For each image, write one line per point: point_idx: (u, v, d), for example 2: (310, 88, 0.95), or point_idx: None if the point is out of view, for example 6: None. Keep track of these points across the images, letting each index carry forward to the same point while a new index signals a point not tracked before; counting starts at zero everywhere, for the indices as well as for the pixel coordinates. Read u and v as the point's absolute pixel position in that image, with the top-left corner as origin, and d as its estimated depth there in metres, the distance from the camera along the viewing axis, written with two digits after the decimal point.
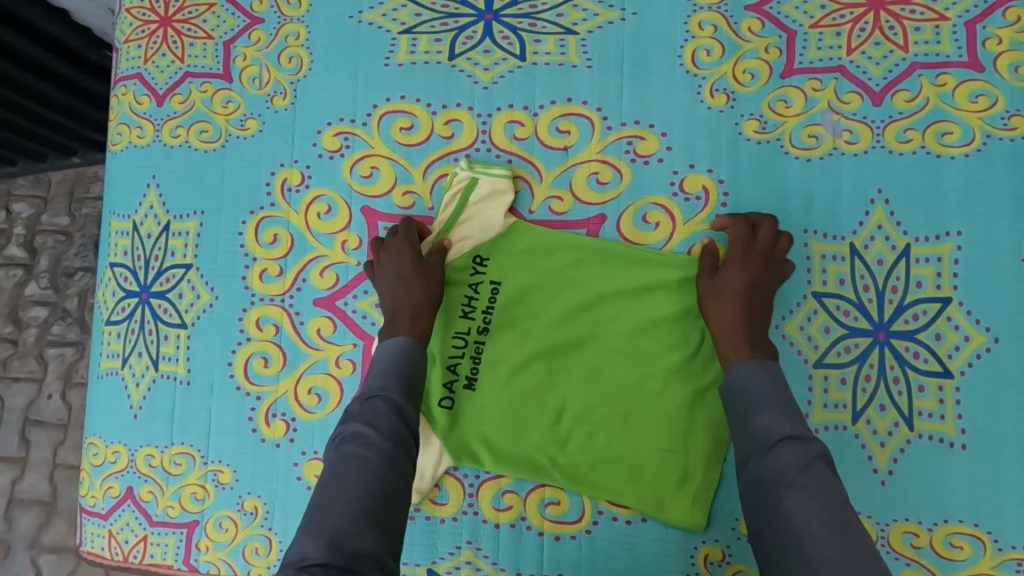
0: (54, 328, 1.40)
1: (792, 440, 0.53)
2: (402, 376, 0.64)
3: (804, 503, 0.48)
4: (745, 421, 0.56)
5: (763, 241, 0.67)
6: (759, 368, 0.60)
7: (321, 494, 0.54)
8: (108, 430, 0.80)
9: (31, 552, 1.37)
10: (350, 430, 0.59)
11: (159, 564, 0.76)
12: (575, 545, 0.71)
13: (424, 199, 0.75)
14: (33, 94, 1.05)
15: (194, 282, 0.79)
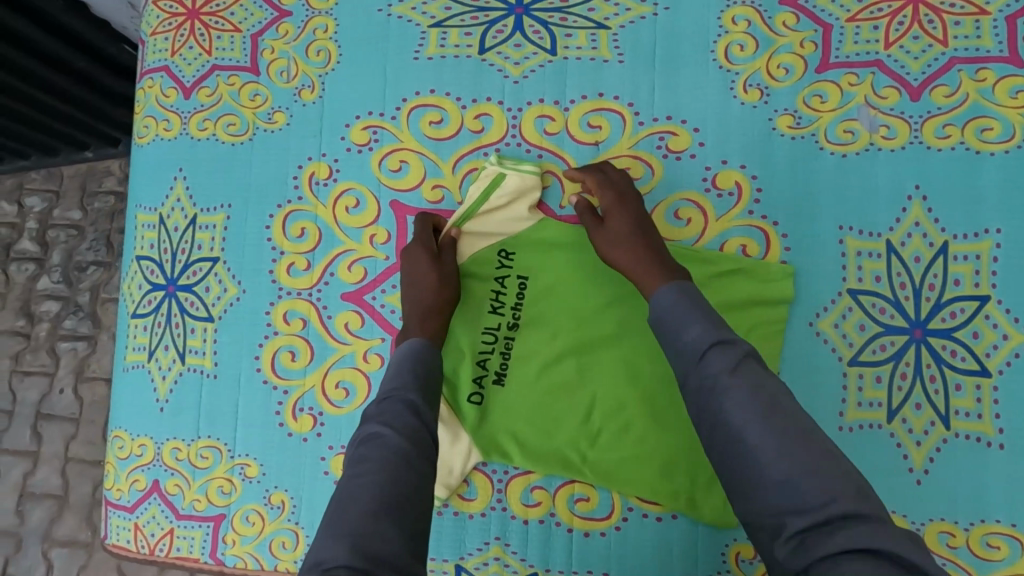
0: (66, 322, 1.40)
1: (718, 344, 0.52)
2: (417, 375, 0.61)
3: (741, 403, 0.47)
4: (672, 340, 0.55)
5: (618, 182, 0.69)
6: (678, 285, 0.58)
7: (340, 498, 0.50)
8: (134, 424, 0.79)
9: (43, 545, 1.38)
10: (367, 430, 0.55)
11: (185, 557, 0.76)
12: (604, 542, 0.70)
13: (454, 193, 0.75)
14: (45, 86, 1.05)
15: (222, 275, 0.79)
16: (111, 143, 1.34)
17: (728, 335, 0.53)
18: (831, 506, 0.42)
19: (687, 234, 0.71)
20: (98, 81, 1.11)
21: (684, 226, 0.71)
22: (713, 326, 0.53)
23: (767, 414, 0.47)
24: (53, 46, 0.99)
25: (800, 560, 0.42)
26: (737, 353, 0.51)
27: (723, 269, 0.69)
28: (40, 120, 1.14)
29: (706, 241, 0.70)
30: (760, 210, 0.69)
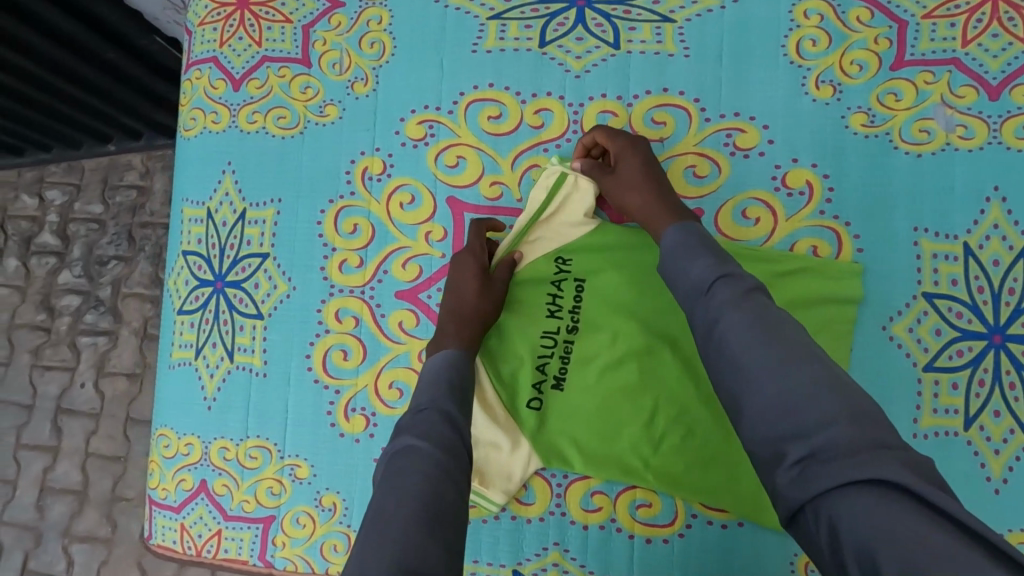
0: (87, 317, 1.39)
1: (723, 279, 0.51)
2: (450, 387, 0.60)
3: (746, 337, 0.47)
4: (677, 276, 0.55)
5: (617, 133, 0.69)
6: (685, 226, 0.59)
7: (374, 512, 0.47)
8: (180, 422, 0.78)
9: (63, 541, 1.37)
10: (401, 443, 0.53)
11: (234, 559, 0.75)
12: (667, 549, 0.69)
13: (513, 190, 0.73)
14: (71, 75, 1.05)
15: (271, 271, 0.77)
16: (134, 136, 1.31)
17: (735, 270, 0.53)
18: (831, 431, 0.41)
19: (755, 235, 0.69)
20: (126, 73, 1.10)
21: (752, 227, 0.69)
22: (721, 262, 0.53)
23: (771, 346, 0.45)
24: (81, 35, 0.98)
25: (800, 488, 0.41)
26: (744, 287, 0.51)
27: (794, 273, 0.67)
28: (61, 109, 1.14)
29: (774, 242, 0.68)
30: (831, 210, 0.68)
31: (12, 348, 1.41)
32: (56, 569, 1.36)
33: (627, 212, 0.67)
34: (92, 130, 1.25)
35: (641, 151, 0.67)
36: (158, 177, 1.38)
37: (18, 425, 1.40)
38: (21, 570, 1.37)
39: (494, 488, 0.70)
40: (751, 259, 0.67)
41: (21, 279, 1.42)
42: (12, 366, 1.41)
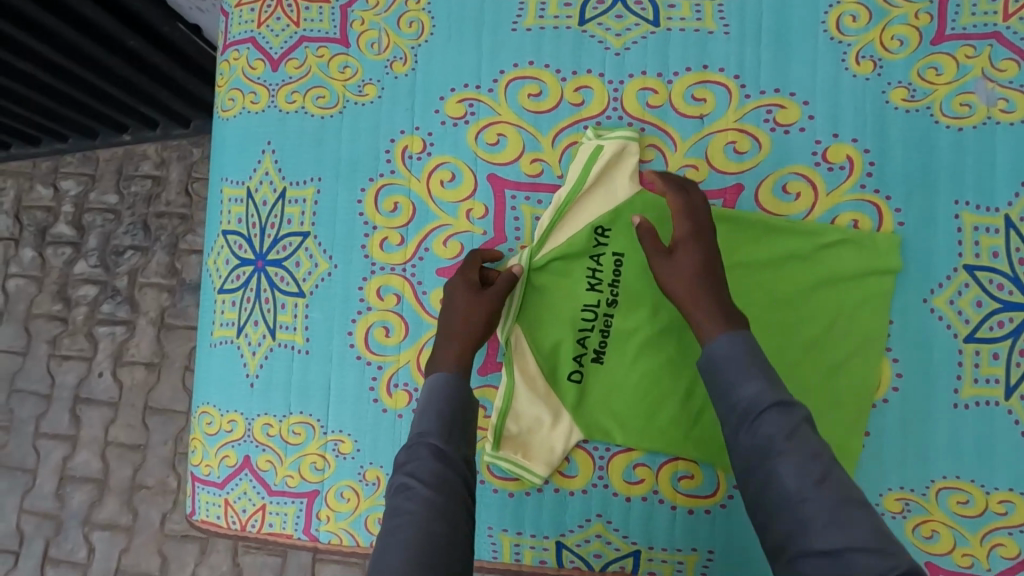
0: (104, 307, 1.39)
1: (779, 404, 0.52)
2: (440, 414, 0.62)
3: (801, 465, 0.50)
4: (728, 394, 0.55)
5: (699, 209, 0.66)
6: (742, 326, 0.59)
7: (377, 555, 0.53)
8: (224, 399, 0.79)
9: (83, 529, 1.38)
10: (395, 483, 0.58)
11: (278, 533, 0.76)
12: (709, 520, 0.70)
13: (553, 166, 0.74)
14: (100, 68, 1.07)
15: (312, 250, 0.78)
16: (150, 126, 1.30)
17: (785, 394, 0.54)
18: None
19: (796, 209, 0.70)
20: (147, 62, 1.10)
21: (793, 201, 0.70)
22: (772, 385, 0.54)
23: (821, 488, 0.48)
24: (104, 22, 0.98)
25: None
26: (794, 417, 0.52)
27: (831, 245, 0.68)
28: (81, 99, 1.16)
29: (816, 216, 0.69)
30: (871, 184, 0.68)
31: (30, 338, 1.42)
32: (77, 557, 1.37)
33: (672, 297, 0.64)
34: (109, 118, 1.26)
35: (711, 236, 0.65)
36: (173, 167, 1.38)
37: (37, 414, 1.41)
38: (41, 558, 1.38)
39: (537, 462, 0.71)
40: (785, 234, 0.69)
41: (37, 270, 1.42)
42: (29, 356, 1.41)
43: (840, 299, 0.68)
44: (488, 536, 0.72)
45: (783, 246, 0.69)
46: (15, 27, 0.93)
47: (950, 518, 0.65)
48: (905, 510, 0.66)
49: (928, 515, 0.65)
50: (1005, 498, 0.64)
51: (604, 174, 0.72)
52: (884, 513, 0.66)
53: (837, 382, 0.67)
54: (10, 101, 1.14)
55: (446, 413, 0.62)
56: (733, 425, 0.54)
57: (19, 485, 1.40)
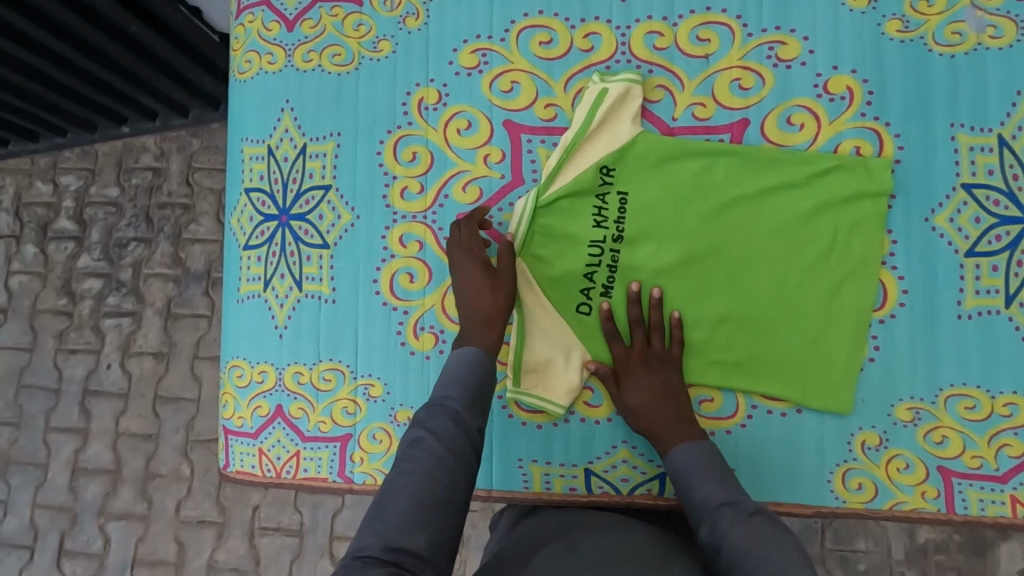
0: (109, 299, 1.40)
1: (727, 502, 0.59)
2: (463, 383, 0.65)
3: (753, 529, 0.55)
4: (687, 498, 0.62)
5: (637, 348, 0.73)
6: (694, 442, 0.66)
7: (381, 497, 0.56)
8: (253, 351, 0.81)
9: (98, 520, 1.38)
10: (411, 433, 0.61)
11: (313, 478, 0.78)
12: (731, 440, 0.73)
13: (566, 111, 0.76)
14: (98, 55, 1.08)
15: (335, 202, 0.80)
16: (149, 117, 1.32)
17: (738, 495, 0.60)
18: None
19: (800, 139, 0.73)
20: (147, 47, 1.11)
21: (797, 132, 0.73)
22: (722, 487, 0.61)
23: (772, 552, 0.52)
24: (104, 7, 0.99)
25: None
26: (744, 510, 0.58)
27: (826, 172, 0.71)
28: (83, 91, 1.18)
29: (819, 145, 0.72)
30: (872, 112, 0.72)
31: (36, 334, 1.42)
32: (93, 548, 1.38)
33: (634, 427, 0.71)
34: (107, 109, 1.27)
35: (656, 368, 0.72)
36: (173, 158, 1.40)
37: (47, 409, 1.41)
38: (57, 552, 1.39)
39: (558, 393, 0.74)
40: (782, 164, 0.72)
41: (41, 266, 1.43)
42: (36, 351, 1.42)
43: (839, 220, 0.71)
44: (518, 468, 0.75)
45: (782, 176, 0.72)
46: (16, 14, 0.94)
47: (958, 424, 0.69)
48: (916, 419, 0.69)
49: (938, 422, 0.69)
50: (1009, 401, 0.68)
51: (610, 117, 0.74)
52: (896, 422, 0.69)
53: (840, 300, 0.71)
54: (9, 96, 1.14)
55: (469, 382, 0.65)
56: (694, 524, 0.61)
57: (31, 480, 1.41)
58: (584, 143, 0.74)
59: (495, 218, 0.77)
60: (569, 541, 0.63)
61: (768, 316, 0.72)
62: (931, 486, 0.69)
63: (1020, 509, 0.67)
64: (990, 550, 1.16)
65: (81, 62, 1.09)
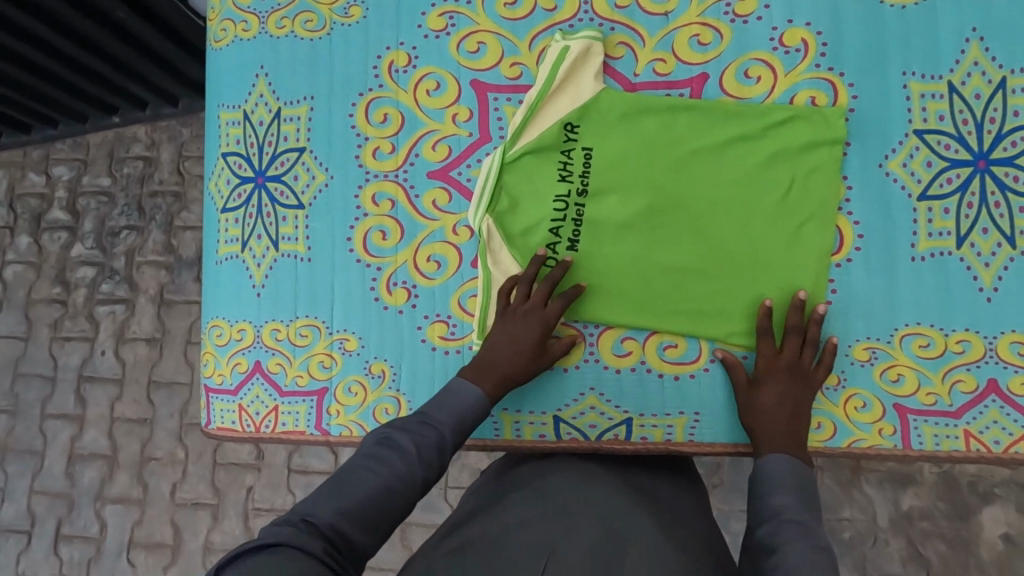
0: (103, 287, 1.43)
1: (798, 521, 0.61)
2: (462, 419, 0.69)
3: (815, 558, 0.57)
4: (760, 499, 0.64)
5: (791, 354, 0.70)
6: (792, 458, 0.66)
7: (340, 479, 0.61)
8: (232, 310, 0.83)
9: (95, 505, 1.40)
10: (393, 436, 0.65)
11: (292, 431, 0.81)
12: (695, 384, 0.75)
13: (532, 69, 0.78)
14: (95, 49, 1.12)
15: (309, 163, 0.82)
16: (140, 107, 1.35)
17: (810, 520, 0.61)
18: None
19: (757, 92, 0.75)
20: (136, 37, 1.13)
21: (754, 84, 0.75)
22: (800, 504, 0.62)
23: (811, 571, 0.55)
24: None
25: None
26: (808, 532, 0.59)
27: (782, 123, 0.73)
28: (74, 81, 1.21)
29: (776, 97, 0.74)
30: (826, 63, 0.74)
31: (31, 323, 1.45)
32: (90, 532, 1.40)
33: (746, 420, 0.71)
34: (98, 100, 1.30)
35: (800, 379, 0.70)
36: (164, 147, 1.42)
37: (43, 397, 1.44)
38: (54, 536, 1.41)
39: None
40: (741, 116, 0.74)
41: (34, 256, 1.45)
42: (32, 340, 1.44)
43: (796, 167, 0.73)
44: (490, 417, 0.77)
45: (741, 127, 0.74)
46: (10, 5, 0.97)
47: (914, 361, 0.71)
48: (873, 358, 0.71)
49: (895, 360, 0.71)
50: (962, 337, 0.70)
51: (573, 74, 0.76)
52: (853, 361, 0.71)
53: (800, 245, 0.73)
54: (6, 87, 1.18)
55: (466, 420, 0.69)
56: (756, 520, 0.63)
57: (28, 467, 1.43)
58: (547, 102, 0.76)
59: (465, 174, 0.79)
60: (540, 489, 0.70)
61: (730, 263, 0.74)
62: (888, 423, 0.71)
63: (973, 443, 0.69)
64: (973, 516, 1.17)
65: (74, 54, 1.12)
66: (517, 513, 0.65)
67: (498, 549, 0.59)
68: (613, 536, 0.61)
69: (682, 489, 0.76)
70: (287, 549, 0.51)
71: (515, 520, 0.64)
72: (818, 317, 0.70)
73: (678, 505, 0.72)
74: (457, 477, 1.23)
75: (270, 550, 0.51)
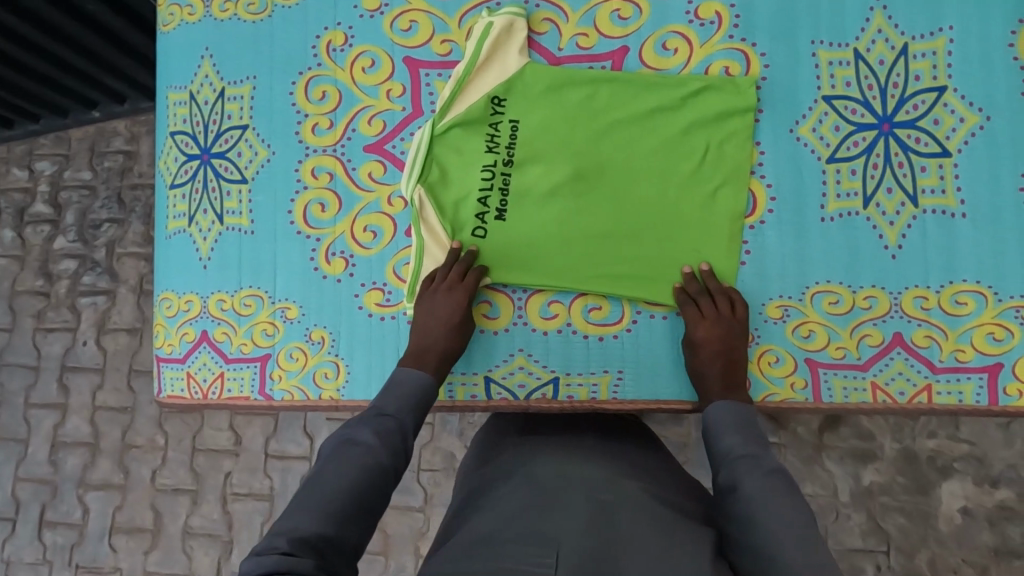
0: (85, 279, 1.46)
1: (749, 456, 0.62)
2: (415, 405, 0.70)
3: (774, 484, 0.58)
4: (713, 447, 0.65)
5: (709, 315, 0.73)
6: (731, 402, 0.68)
7: (313, 485, 0.59)
8: (180, 283, 0.87)
9: (78, 491, 1.43)
10: (355, 433, 0.64)
11: (237, 397, 0.84)
12: (618, 344, 0.78)
13: (461, 45, 0.82)
14: (75, 45, 1.16)
15: (252, 140, 0.86)
16: (119, 100, 1.37)
17: (760, 451, 0.62)
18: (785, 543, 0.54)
19: (674, 63, 0.78)
20: (109, 29, 1.16)
21: (672, 56, 0.78)
22: (746, 440, 0.63)
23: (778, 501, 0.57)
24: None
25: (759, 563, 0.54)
26: (761, 466, 0.60)
27: (696, 93, 0.76)
28: (55, 77, 1.24)
29: (691, 68, 0.78)
30: (739, 34, 0.77)
31: (16, 315, 1.48)
32: (74, 518, 1.43)
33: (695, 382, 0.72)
34: (79, 95, 1.33)
35: (728, 331, 0.72)
36: (143, 141, 1.45)
37: (27, 385, 1.47)
38: (39, 522, 1.44)
39: None
40: (658, 87, 0.77)
41: (19, 249, 1.49)
42: (17, 331, 1.48)
43: (711, 135, 0.76)
44: None
45: (658, 97, 0.77)
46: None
47: (824, 318, 0.73)
48: (785, 315, 0.74)
49: (806, 317, 0.74)
50: (869, 294, 0.73)
51: (499, 50, 0.80)
52: (767, 319, 0.74)
53: (714, 209, 0.76)
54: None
55: (419, 404, 0.70)
56: (715, 467, 0.64)
57: (14, 455, 1.46)
58: (472, 77, 0.80)
59: (399, 147, 0.83)
60: (525, 475, 0.65)
61: (648, 228, 0.77)
62: (800, 377, 0.74)
63: (880, 395, 0.72)
64: (933, 489, 1.11)
65: (54, 49, 1.16)
66: (507, 503, 0.61)
67: (495, 543, 0.55)
68: (605, 506, 0.59)
69: (640, 452, 0.74)
70: None
71: (506, 509, 0.60)
72: (706, 276, 0.75)
73: (651, 471, 0.70)
74: (429, 460, 1.21)
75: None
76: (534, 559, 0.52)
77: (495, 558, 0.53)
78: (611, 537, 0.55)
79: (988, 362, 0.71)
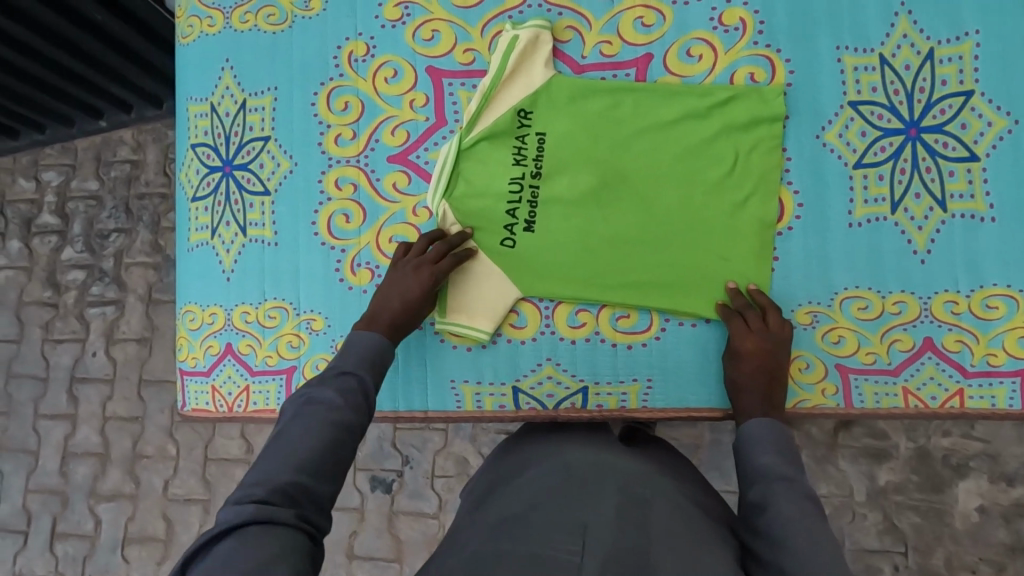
0: (93, 289, 1.45)
1: (784, 477, 0.61)
2: (372, 361, 0.68)
3: (805, 508, 0.58)
4: (747, 460, 0.65)
5: (756, 329, 0.72)
6: (769, 420, 0.67)
7: (281, 442, 0.57)
8: (203, 295, 0.86)
9: (89, 502, 1.42)
10: (318, 394, 0.62)
11: (262, 409, 0.83)
12: (646, 352, 0.78)
13: (484, 54, 0.81)
14: (79, 52, 1.14)
15: (274, 151, 0.85)
16: (125, 108, 1.35)
17: (795, 473, 0.62)
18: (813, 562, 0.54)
19: (698, 70, 0.78)
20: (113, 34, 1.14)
21: (696, 63, 0.78)
22: (783, 460, 0.63)
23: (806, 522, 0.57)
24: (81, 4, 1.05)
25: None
26: (796, 488, 0.60)
27: (724, 102, 0.76)
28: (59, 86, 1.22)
29: (715, 75, 0.78)
30: (763, 40, 0.77)
31: (24, 325, 1.47)
32: (85, 529, 1.42)
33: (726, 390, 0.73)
34: (87, 105, 1.32)
35: (777, 347, 0.71)
36: (149, 149, 1.44)
37: (36, 396, 1.46)
38: (50, 534, 1.43)
39: (482, 319, 0.78)
40: (683, 95, 0.77)
41: (25, 260, 1.48)
42: (24, 342, 1.47)
43: (739, 143, 0.76)
44: (451, 389, 0.80)
45: (683, 105, 0.77)
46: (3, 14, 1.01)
47: (853, 323, 0.74)
48: (815, 321, 0.74)
49: (835, 323, 0.74)
50: (898, 299, 0.73)
51: (524, 61, 0.79)
52: (796, 326, 0.74)
53: (741, 216, 0.76)
54: (8, 99, 1.23)
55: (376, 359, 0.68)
56: (747, 482, 0.64)
57: (23, 466, 1.45)
58: (500, 89, 0.80)
59: (423, 157, 0.82)
60: (562, 462, 0.65)
61: (675, 236, 0.77)
62: (831, 383, 0.74)
63: (912, 400, 0.73)
64: (947, 488, 1.11)
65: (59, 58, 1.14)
66: (531, 487, 0.60)
67: (526, 524, 0.53)
68: (635, 499, 0.57)
69: (668, 454, 0.75)
70: (256, 527, 0.49)
71: (533, 490, 0.60)
72: (754, 293, 0.74)
73: (676, 468, 0.71)
74: (444, 466, 1.21)
75: (240, 534, 0.49)
76: (560, 546, 0.49)
77: (524, 539, 0.51)
78: (640, 527, 0.53)
79: (1020, 366, 0.71)
